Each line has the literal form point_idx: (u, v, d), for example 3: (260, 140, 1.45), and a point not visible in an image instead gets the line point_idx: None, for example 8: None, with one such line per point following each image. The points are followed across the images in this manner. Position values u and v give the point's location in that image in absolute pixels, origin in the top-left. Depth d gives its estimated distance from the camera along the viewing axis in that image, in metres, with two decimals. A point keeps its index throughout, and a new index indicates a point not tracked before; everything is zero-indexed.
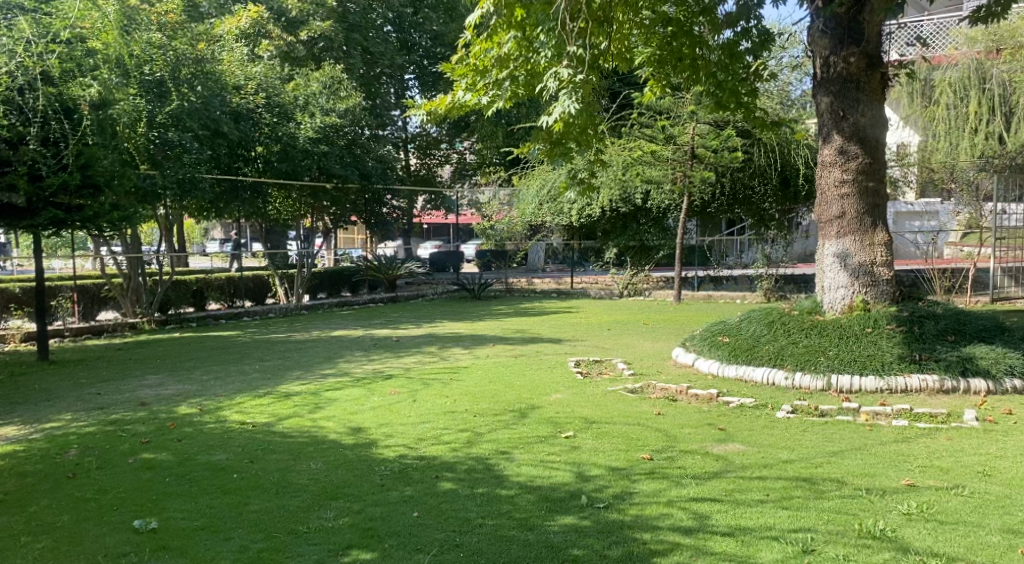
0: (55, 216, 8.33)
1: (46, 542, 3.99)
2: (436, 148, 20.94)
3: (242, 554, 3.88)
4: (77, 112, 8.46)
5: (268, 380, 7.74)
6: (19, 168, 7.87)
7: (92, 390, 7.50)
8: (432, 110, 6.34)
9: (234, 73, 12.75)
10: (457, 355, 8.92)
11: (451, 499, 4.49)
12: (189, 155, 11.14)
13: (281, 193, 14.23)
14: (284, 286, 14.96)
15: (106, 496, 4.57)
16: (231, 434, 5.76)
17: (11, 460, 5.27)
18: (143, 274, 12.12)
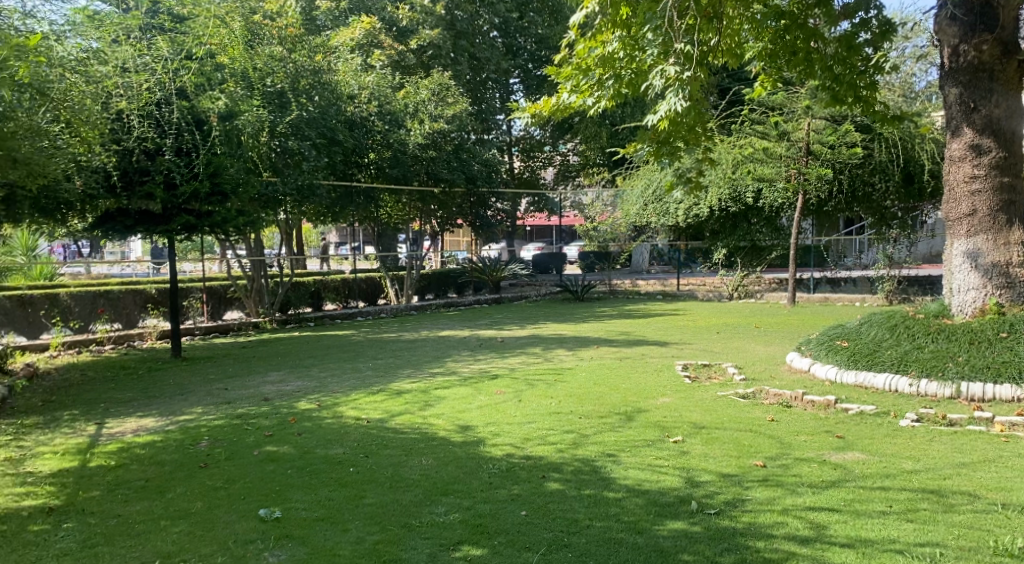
0: (187, 222, 8.81)
1: (183, 527, 4.27)
2: (539, 151, 21.10)
3: (359, 545, 4.02)
4: (207, 124, 9.00)
5: (379, 378, 8.01)
6: (156, 177, 8.44)
7: (219, 385, 7.97)
8: (537, 112, 6.40)
9: (349, 83, 13.28)
10: (562, 356, 8.95)
11: (558, 500, 4.51)
12: (308, 163, 11.60)
13: (391, 197, 14.65)
14: (394, 287, 15.40)
15: (235, 485, 4.84)
16: (347, 429, 5.99)
17: (150, 449, 5.67)
18: (265, 276, 12.80)
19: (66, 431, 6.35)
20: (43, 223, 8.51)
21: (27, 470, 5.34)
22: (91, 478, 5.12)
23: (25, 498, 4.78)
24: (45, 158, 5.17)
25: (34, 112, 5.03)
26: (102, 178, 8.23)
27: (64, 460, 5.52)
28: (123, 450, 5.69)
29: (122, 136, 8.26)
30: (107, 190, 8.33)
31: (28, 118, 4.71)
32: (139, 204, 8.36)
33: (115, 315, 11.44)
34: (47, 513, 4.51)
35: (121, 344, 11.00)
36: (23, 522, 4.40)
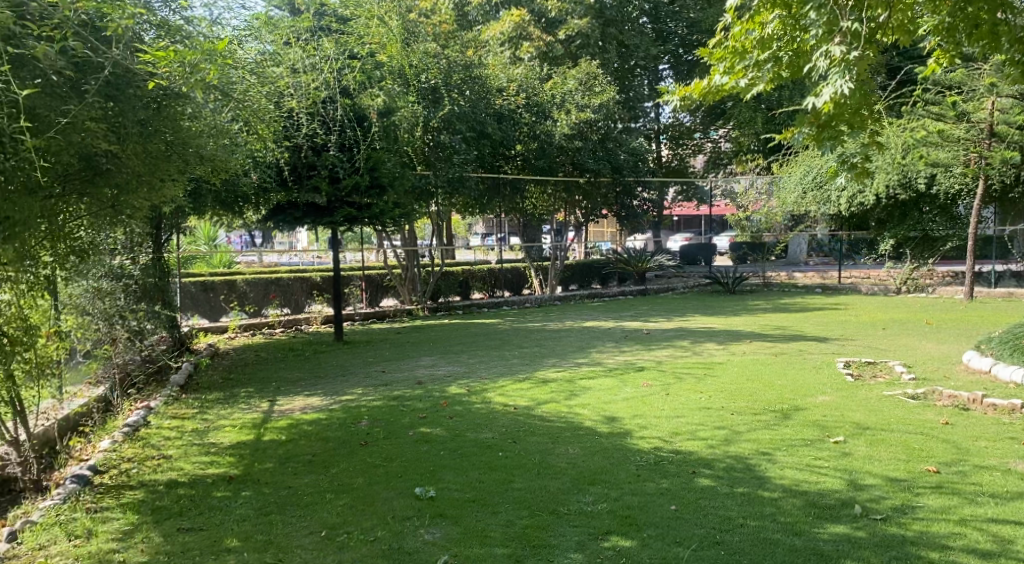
0: (349, 214, 9.23)
1: (346, 500, 4.52)
2: (689, 138, 20.63)
3: (509, 528, 4.10)
4: (367, 120, 9.48)
5: (526, 366, 8.13)
6: (322, 172, 8.96)
7: (376, 368, 8.39)
8: (687, 95, 6.15)
9: (498, 76, 13.51)
10: (712, 350, 8.72)
11: (710, 496, 4.41)
12: (459, 156, 11.96)
13: (537, 188, 14.83)
14: (539, 277, 15.58)
15: (392, 464, 5.07)
16: (495, 415, 6.12)
17: (316, 426, 6.04)
18: (418, 265, 13.25)
19: (243, 406, 6.88)
20: (224, 213, 9.28)
21: (211, 441, 5.84)
22: (265, 451, 5.52)
23: (210, 466, 5.23)
24: (228, 154, 5.61)
25: (221, 113, 5.45)
26: (276, 173, 8.86)
27: (242, 433, 6.00)
28: (292, 426, 6.10)
29: (293, 132, 8.78)
30: (280, 183, 8.94)
31: (216, 117, 5.10)
32: (306, 197, 8.91)
33: (285, 300, 12.28)
34: (228, 481, 4.92)
35: (291, 328, 11.76)
36: (208, 488, 4.82)
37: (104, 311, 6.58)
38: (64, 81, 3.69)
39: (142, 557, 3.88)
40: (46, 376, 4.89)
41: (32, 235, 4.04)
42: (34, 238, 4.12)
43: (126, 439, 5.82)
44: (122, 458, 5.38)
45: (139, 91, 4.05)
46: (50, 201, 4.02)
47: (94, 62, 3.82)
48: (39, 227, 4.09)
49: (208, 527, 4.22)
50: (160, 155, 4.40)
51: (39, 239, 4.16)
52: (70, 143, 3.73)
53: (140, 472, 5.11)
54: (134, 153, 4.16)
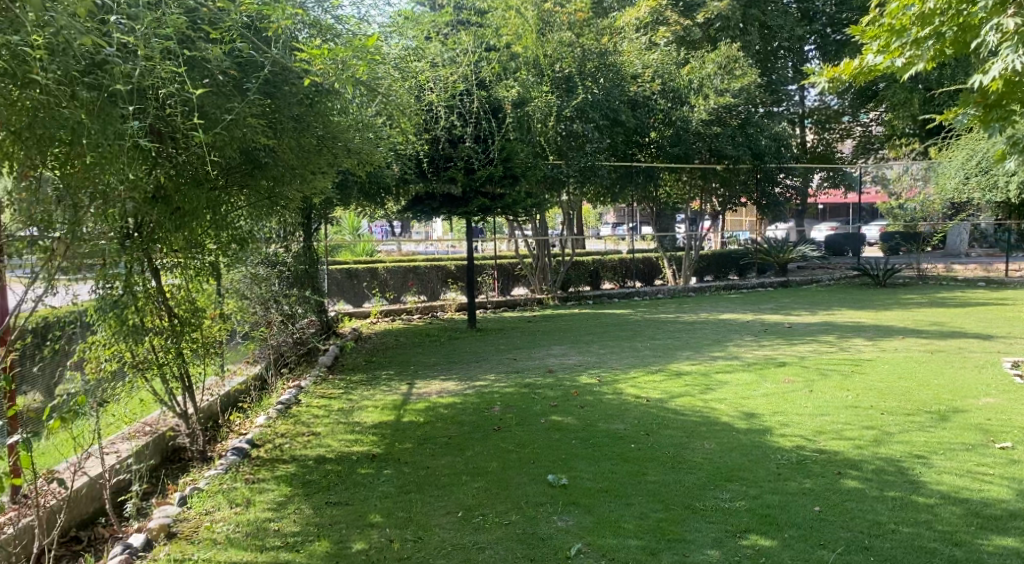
0: (483, 204, 9.45)
1: (482, 483, 4.62)
2: (836, 122, 19.60)
3: (642, 520, 4.07)
4: (502, 111, 9.58)
5: (659, 358, 8.01)
6: (458, 163, 9.16)
7: (509, 356, 8.52)
8: (837, 76, 5.85)
9: (633, 63, 13.31)
10: (859, 346, 8.28)
11: (858, 499, 4.19)
12: (591, 144, 11.91)
13: (672, 175, 14.55)
14: (672, 268, 15.31)
15: (525, 449, 5.14)
16: (628, 406, 6.08)
17: (451, 410, 6.21)
18: (549, 255, 13.36)
19: (384, 388, 7.18)
20: (366, 204, 9.69)
21: (355, 420, 6.13)
22: (404, 431, 5.73)
23: (354, 444, 5.50)
24: (373, 147, 5.82)
25: (367, 107, 5.65)
26: (415, 165, 9.18)
27: (383, 413, 6.26)
28: (429, 409, 6.30)
29: (432, 125, 9.00)
30: (420, 175, 9.27)
31: (361, 112, 5.28)
32: (443, 188, 9.15)
33: (421, 288, 12.69)
34: (371, 459, 5.15)
35: (426, 315, 12.16)
36: (352, 465, 5.06)
37: (260, 296, 6.98)
38: (228, 80, 3.92)
39: (294, 527, 4.12)
40: (211, 355, 5.30)
41: (198, 224, 4.36)
42: (202, 227, 4.44)
43: (279, 416, 6.20)
44: (276, 433, 5.75)
45: (294, 88, 4.23)
46: (214, 192, 4.38)
47: (255, 61, 4.06)
48: (205, 216, 4.40)
49: (353, 502, 4.43)
50: (313, 149, 4.64)
51: (205, 228, 4.47)
52: (233, 139, 3.99)
53: (292, 447, 5.44)
54: (289, 146, 4.42)
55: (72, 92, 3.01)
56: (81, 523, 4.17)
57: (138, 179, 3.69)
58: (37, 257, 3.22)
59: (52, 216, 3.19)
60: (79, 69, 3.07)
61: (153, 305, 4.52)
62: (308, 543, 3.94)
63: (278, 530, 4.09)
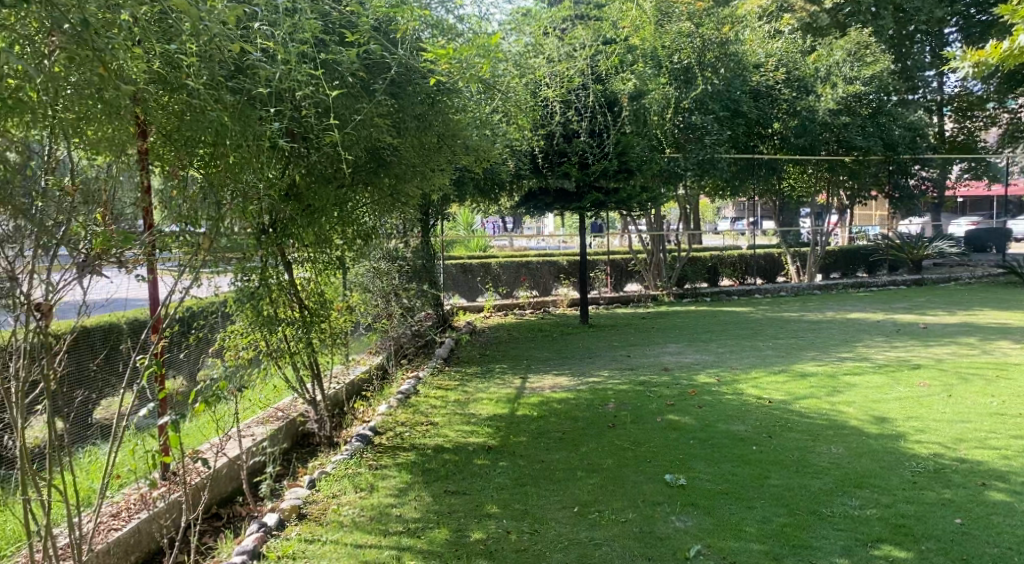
0: (597, 199, 9.37)
1: (597, 480, 4.61)
2: (979, 109, 18.29)
3: (765, 524, 3.95)
4: (618, 104, 9.47)
5: (782, 358, 7.74)
6: (572, 158, 9.21)
7: (623, 352, 8.45)
8: (983, 60, 5.45)
9: (756, 52, 12.88)
10: (1005, 349, 7.72)
11: (1005, 513, 3.92)
12: (710, 137, 11.58)
13: (796, 167, 14.03)
14: (795, 264, 14.74)
15: (641, 448, 5.09)
16: (748, 407, 5.90)
17: (565, 405, 6.23)
18: (665, 250, 13.16)
19: (498, 382, 7.28)
20: (481, 199, 9.86)
21: (471, 412, 6.24)
22: (519, 425, 5.79)
23: (471, 435, 5.60)
24: (491, 144, 5.91)
25: (485, 104, 5.74)
26: (530, 160, 9.31)
27: (499, 406, 6.35)
28: (543, 403, 6.34)
29: (547, 120, 9.07)
30: (534, 170, 9.41)
31: (480, 109, 5.38)
32: (557, 182, 9.27)
33: (534, 283, 12.79)
34: (487, 450, 5.23)
35: (539, 309, 12.22)
36: (469, 455, 5.16)
37: (382, 289, 7.23)
38: (357, 81, 4.07)
39: (416, 514, 4.25)
40: (338, 345, 5.51)
41: (327, 220, 4.52)
42: (329, 224, 4.59)
43: (400, 405, 6.40)
44: (397, 422, 5.93)
45: (418, 87, 4.36)
46: (342, 190, 4.50)
47: (382, 63, 4.21)
48: (332, 213, 4.55)
49: (471, 492, 4.52)
50: (432, 147, 4.77)
51: (332, 225, 4.62)
52: (360, 139, 4.14)
53: (412, 436, 5.60)
54: (410, 145, 4.55)
55: (219, 96, 3.17)
56: (222, 501, 4.45)
57: (273, 178, 3.87)
58: (181, 253, 3.29)
59: (198, 212, 3.26)
60: (224, 75, 3.30)
61: (286, 297, 4.72)
62: (429, 530, 4.05)
63: (400, 516, 4.22)
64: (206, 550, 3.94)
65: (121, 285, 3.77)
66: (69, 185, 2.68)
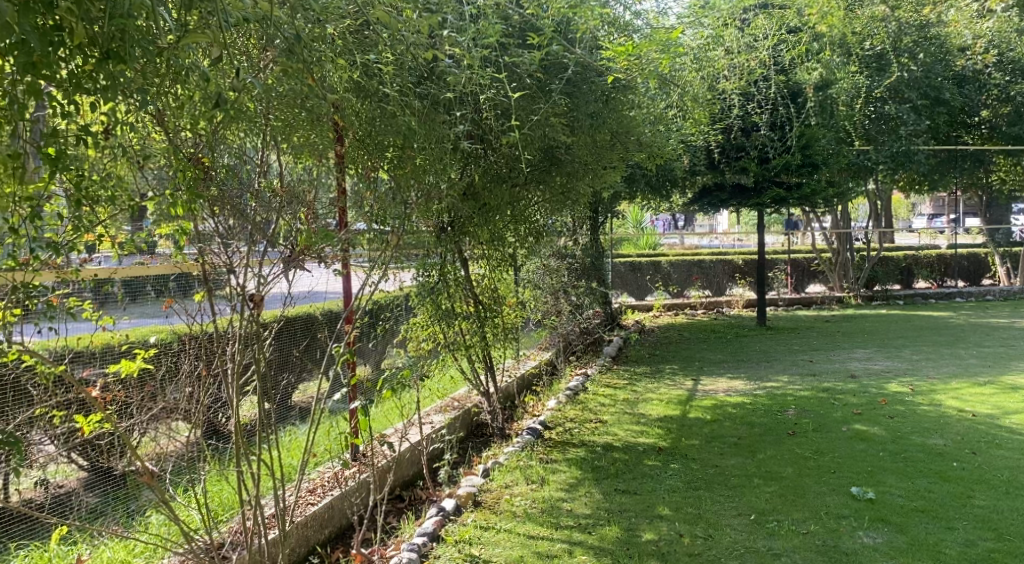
0: (777, 195, 9.09)
1: (776, 488, 4.42)
2: None
3: (969, 549, 3.62)
4: (801, 96, 9.05)
5: (988, 368, 7.05)
6: (751, 153, 9.03)
7: (804, 357, 8.04)
8: None
9: (962, 34, 11.59)
10: None
11: None
12: (906, 127, 10.72)
13: (1008, 159, 12.69)
14: (1005, 265, 13.35)
15: (824, 458, 4.82)
16: (948, 420, 5.43)
17: (741, 410, 6.03)
18: (851, 250, 12.39)
19: (669, 383, 7.16)
20: (653, 197, 9.70)
21: (640, 412, 6.19)
22: (691, 427, 5.67)
23: (642, 435, 5.55)
24: (665, 141, 5.84)
25: (659, 99, 5.67)
26: (706, 155, 9.22)
27: (670, 408, 6.25)
28: (717, 407, 6.17)
29: (725, 114, 8.89)
30: (710, 166, 9.30)
31: (655, 105, 5.34)
32: (734, 177, 9.06)
33: (708, 283, 12.49)
34: (658, 451, 5.17)
35: (712, 309, 11.89)
36: (640, 455, 5.12)
37: (552, 286, 7.33)
38: (535, 82, 4.15)
39: (586, 510, 4.27)
40: (510, 339, 5.65)
41: (501, 219, 4.65)
42: (502, 222, 4.73)
43: (569, 401, 6.46)
44: (567, 417, 6.00)
45: (593, 85, 4.38)
46: (516, 189, 4.60)
47: (560, 63, 4.26)
48: (506, 211, 4.65)
49: (642, 492, 4.49)
50: (605, 145, 4.79)
51: (505, 223, 4.74)
52: (536, 139, 4.22)
53: (582, 432, 5.64)
54: (584, 143, 4.58)
55: (407, 101, 3.33)
56: (403, 484, 4.69)
57: (455, 178, 4.02)
58: (370, 250, 3.53)
59: (386, 212, 3.52)
60: (413, 80, 3.50)
61: (462, 293, 4.93)
62: (600, 527, 4.06)
63: (571, 511, 4.26)
64: (390, 529, 4.15)
65: (320, 277, 4.07)
66: (276, 186, 2.92)
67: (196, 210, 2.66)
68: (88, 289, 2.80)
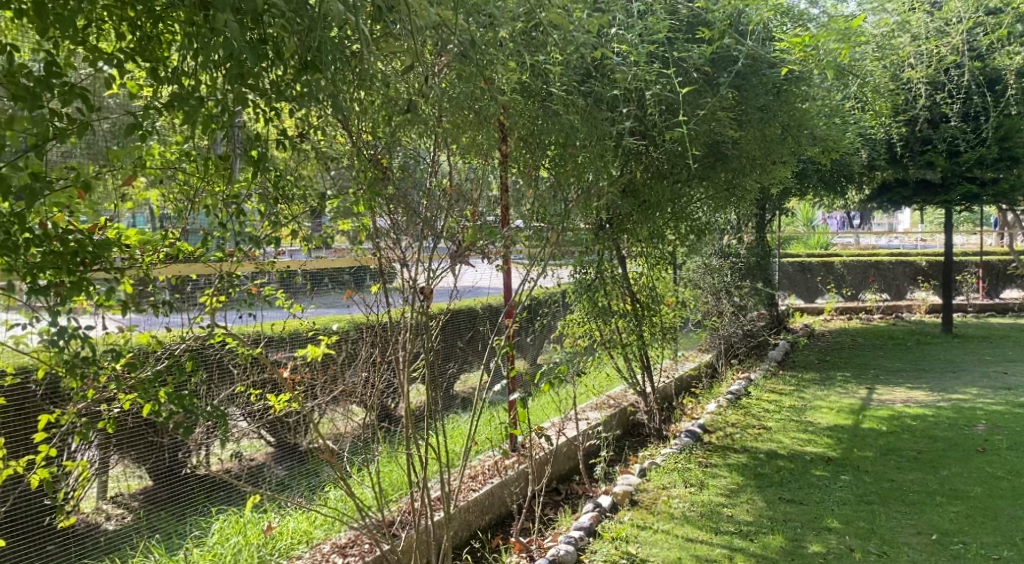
0: (969, 192, 8.59)
1: (961, 508, 4.09)
2: None
3: None
4: (1001, 82, 8.24)
5: None
6: (938, 145, 8.46)
7: (998, 368, 7.36)
8: None
9: None
10: None
11: None
12: None
13: None
14: None
15: (1019, 479, 4.41)
16: None
17: (922, 422, 5.62)
18: None
19: (840, 391, 6.79)
20: (825, 194, 9.20)
21: (808, 419, 5.91)
22: (864, 439, 5.35)
23: (809, 444, 5.31)
24: (842, 134, 5.54)
25: (836, 90, 5.39)
26: (887, 150, 8.70)
27: (841, 416, 5.93)
28: (894, 418, 5.79)
29: (909, 105, 8.31)
30: (891, 160, 8.79)
31: (831, 96, 5.11)
32: (919, 172, 8.58)
33: (886, 286, 11.70)
34: (827, 461, 4.92)
35: (890, 315, 11.15)
36: (807, 465, 4.90)
37: (713, 286, 7.14)
38: (702, 77, 4.06)
39: (748, 517, 4.15)
40: (669, 339, 5.57)
41: (662, 217, 4.59)
42: (663, 220, 4.66)
43: (730, 405, 6.29)
44: (728, 422, 5.84)
45: (763, 79, 4.25)
46: (679, 186, 4.52)
47: (729, 55, 4.14)
48: (667, 209, 4.59)
49: (809, 503, 4.30)
50: (774, 139, 4.62)
51: (666, 221, 4.67)
52: (702, 133, 4.13)
53: (744, 438, 5.48)
54: (752, 137, 4.42)
55: (572, 101, 3.37)
56: (560, 478, 4.75)
57: (616, 175, 4.02)
58: (532, 247, 3.61)
59: (547, 210, 3.59)
60: (578, 79, 3.53)
61: (619, 290, 4.93)
62: (762, 534, 3.94)
63: (731, 516, 4.16)
64: (547, 520, 4.22)
65: (484, 273, 4.20)
66: (446, 185, 3.05)
67: (376, 208, 2.82)
68: (279, 279, 3.04)
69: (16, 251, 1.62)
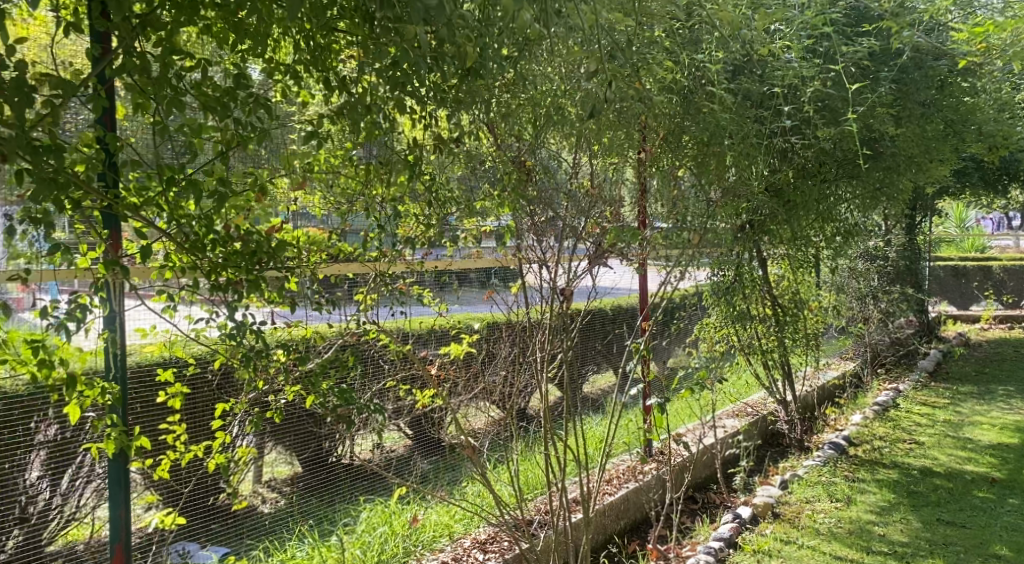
0: None
1: None
2: None
3: None
4: None
5: None
6: None
7: None
8: None
9: None
10: None
11: None
12: None
13: None
14: None
15: None
16: None
17: None
18: None
19: (1003, 406, 6.28)
20: (985, 193, 8.54)
21: (966, 436, 5.51)
22: None
23: (968, 462, 4.94)
24: (1011, 130, 5.13)
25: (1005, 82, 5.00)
26: None
27: (1004, 434, 5.49)
28: None
29: None
30: None
31: (1001, 89, 4.74)
32: None
33: None
34: (991, 482, 4.57)
35: None
36: (967, 484, 4.57)
37: (859, 290, 6.78)
38: (859, 72, 3.87)
39: (903, 537, 3.91)
40: (812, 346, 5.33)
41: (809, 218, 4.40)
42: (810, 222, 4.47)
43: (877, 417, 5.95)
44: (875, 435, 5.53)
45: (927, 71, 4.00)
46: (827, 186, 4.32)
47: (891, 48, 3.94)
48: (814, 211, 4.39)
49: (972, 526, 4.00)
50: (935, 136, 4.34)
51: (813, 223, 4.48)
52: (857, 130, 3.93)
53: (894, 452, 5.16)
54: (912, 134, 4.17)
55: (720, 99, 3.29)
56: (696, 485, 4.64)
57: (764, 174, 3.88)
58: (673, 249, 3.55)
59: (690, 211, 3.52)
60: (725, 77, 3.44)
61: (760, 293, 4.77)
62: (920, 557, 3.70)
63: (884, 536, 3.93)
64: (684, 529, 4.13)
65: (621, 274, 4.16)
66: (589, 186, 3.04)
67: (521, 210, 2.86)
68: (426, 278, 3.14)
69: (204, 251, 1.74)
